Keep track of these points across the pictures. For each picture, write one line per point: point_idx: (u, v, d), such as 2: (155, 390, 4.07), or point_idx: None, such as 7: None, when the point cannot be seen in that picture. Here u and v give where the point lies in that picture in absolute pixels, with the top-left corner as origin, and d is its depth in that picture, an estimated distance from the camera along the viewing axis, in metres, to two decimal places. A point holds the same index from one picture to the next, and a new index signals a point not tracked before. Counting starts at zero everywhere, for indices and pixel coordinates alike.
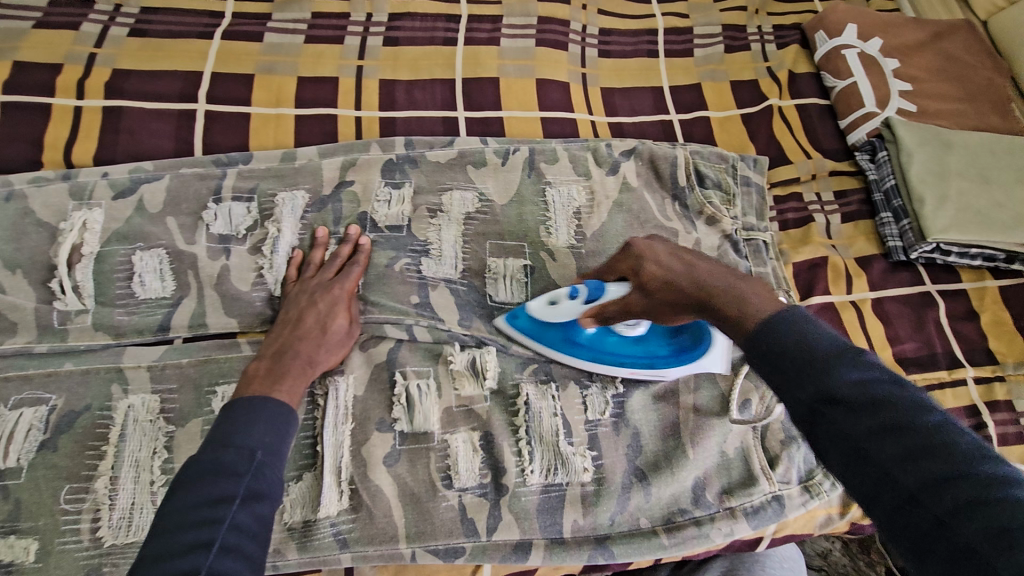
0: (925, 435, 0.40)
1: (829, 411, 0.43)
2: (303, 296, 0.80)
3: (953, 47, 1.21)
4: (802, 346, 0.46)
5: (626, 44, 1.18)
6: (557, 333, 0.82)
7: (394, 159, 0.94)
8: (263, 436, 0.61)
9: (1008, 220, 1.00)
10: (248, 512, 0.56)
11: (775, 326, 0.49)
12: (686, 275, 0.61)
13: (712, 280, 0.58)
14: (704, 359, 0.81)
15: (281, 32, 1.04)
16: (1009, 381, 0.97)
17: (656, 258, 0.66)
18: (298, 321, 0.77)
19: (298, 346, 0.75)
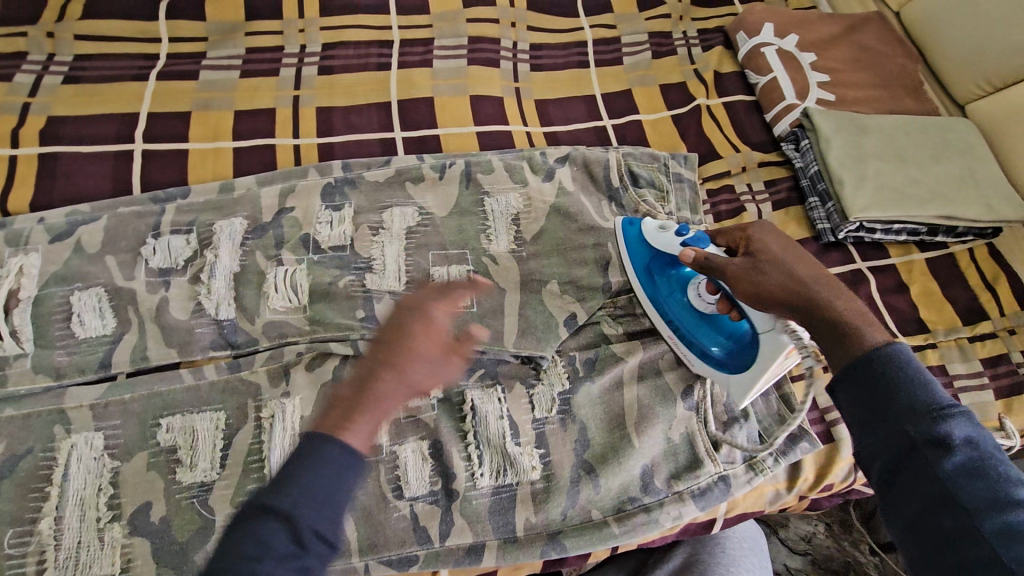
0: (1009, 495, 0.48)
1: (931, 456, 0.50)
2: (412, 311, 0.62)
3: (866, 38, 1.27)
4: (920, 390, 0.53)
5: (557, 57, 1.23)
6: (647, 255, 0.91)
7: (332, 183, 0.97)
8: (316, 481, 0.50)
9: (923, 196, 1.06)
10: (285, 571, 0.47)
11: (901, 364, 0.55)
12: (796, 268, 0.71)
13: (812, 281, 0.68)
14: (734, 375, 0.83)
15: (215, 69, 1.07)
16: (940, 347, 1.03)
17: (774, 246, 0.75)
18: (386, 341, 0.61)
19: (393, 374, 0.58)
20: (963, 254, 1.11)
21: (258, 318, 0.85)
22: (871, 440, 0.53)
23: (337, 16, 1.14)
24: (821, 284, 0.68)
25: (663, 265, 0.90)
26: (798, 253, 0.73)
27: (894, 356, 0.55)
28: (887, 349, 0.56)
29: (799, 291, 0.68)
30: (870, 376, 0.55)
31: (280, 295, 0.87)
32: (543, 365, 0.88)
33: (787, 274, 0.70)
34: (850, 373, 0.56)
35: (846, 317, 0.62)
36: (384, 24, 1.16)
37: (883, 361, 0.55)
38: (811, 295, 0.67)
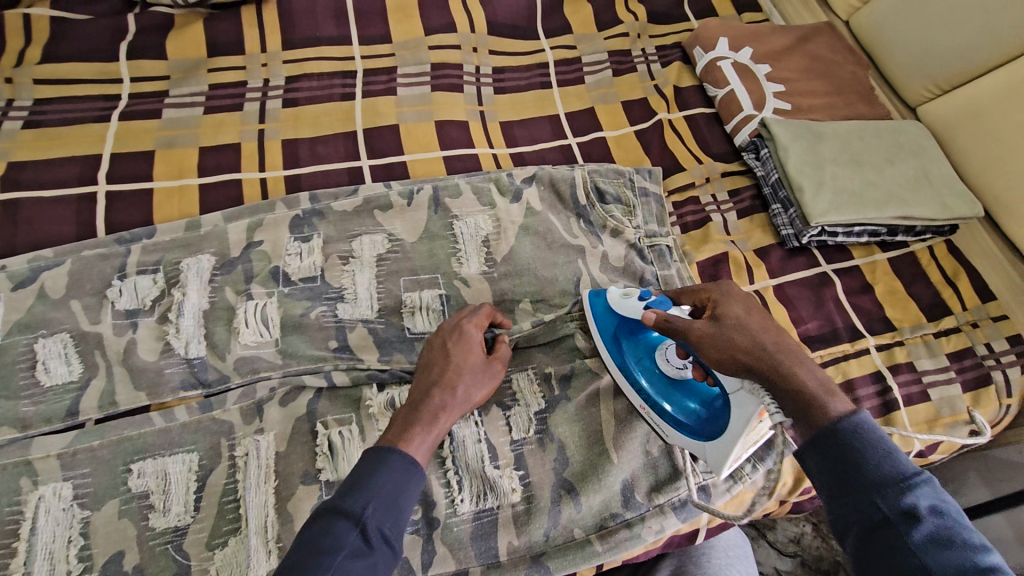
0: (974, 560, 0.50)
1: (898, 525, 0.53)
2: (435, 344, 0.81)
3: (818, 48, 1.31)
4: (885, 461, 0.57)
5: (520, 79, 1.25)
6: (613, 322, 0.89)
7: (300, 215, 0.97)
8: (379, 486, 0.62)
9: (879, 198, 1.09)
10: (353, 563, 0.57)
11: (868, 435, 0.59)
12: (758, 333, 0.71)
13: (777, 349, 0.69)
14: (709, 442, 0.80)
15: (178, 107, 1.07)
16: (907, 344, 1.05)
17: (739, 309, 0.74)
18: (428, 366, 0.79)
19: (436, 390, 0.76)
20: (922, 252, 1.15)
21: (229, 354, 0.85)
22: (845, 511, 0.57)
23: (300, 49, 1.16)
24: (784, 352, 0.69)
25: (630, 331, 0.88)
26: (764, 317, 0.73)
27: (858, 428, 0.60)
28: (852, 421, 0.60)
29: (762, 359, 0.69)
30: (836, 447, 0.60)
31: (250, 330, 0.87)
32: (518, 385, 0.88)
33: (752, 341, 0.70)
34: (819, 445, 0.61)
35: (809, 388, 0.65)
36: (347, 55, 1.17)
37: (847, 434, 0.60)
38: (775, 364, 0.68)
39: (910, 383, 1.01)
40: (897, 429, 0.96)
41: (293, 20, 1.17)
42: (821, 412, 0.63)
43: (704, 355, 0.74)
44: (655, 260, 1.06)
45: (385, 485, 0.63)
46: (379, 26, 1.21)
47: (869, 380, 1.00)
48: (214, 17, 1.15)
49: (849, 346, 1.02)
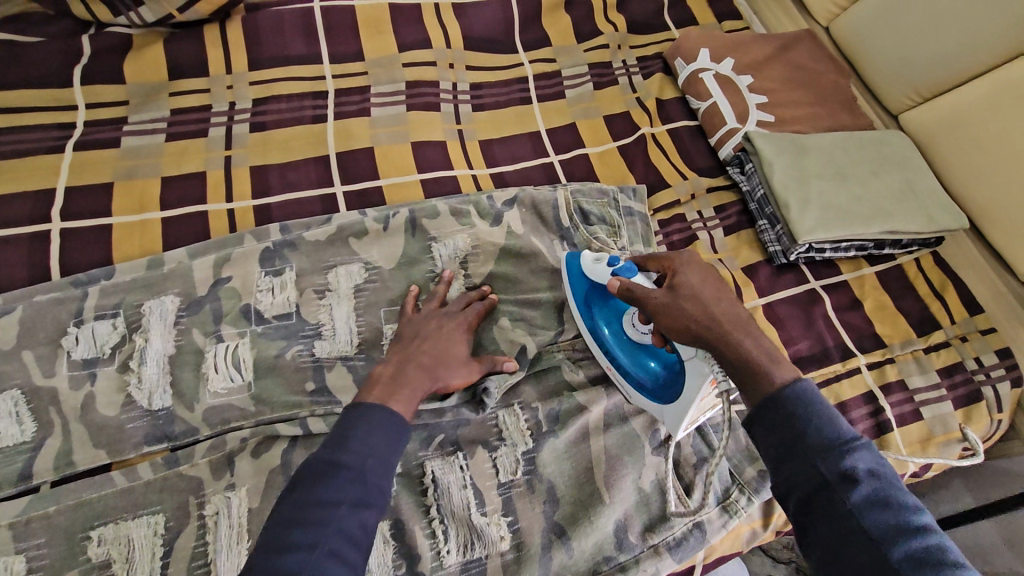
0: (907, 521, 0.52)
1: (837, 486, 0.53)
2: (420, 323, 0.85)
3: (800, 56, 1.29)
4: (826, 424, 0.57)
5: (498, 95, 1.21)
6: (584, 286, 0.89)
7: (270, 247, 0.92)
8: (376, 441, 0.65)
9: (866, 212, 1.07)
10: (353, 517, 0.59)
11: (811, 399, 0.59)
12: (711, 302, 0.69)
13: (725, 320, 0.68)
14: (667, 406, 0.81)
15: (138, 135, 1.01)
16: (898, 361, 1.03)
17: (696, 279, 0.73)
18: (416, 337, 0.82)
19: (421, 357, 0.79)
20: (910, 265, 1.14)
21: (197, 404, 0.81)
22: (787, 474, 0.56)
23: (267, 70, 1.11)
24: (732, 322, 0.68)
25: (600, 296, 0.88)
26: (719, 288, 0.72)
27: (801, 392, 0.60)
28: (795, 387, 0.60)
29: (710, 330, 0.68)
30: (780, 413, 0.59)
31: (220, 376, 0.82)
32: (504, 423, 0.85)
33: (702, 310, 0.69)
34: (763, 411, 0.60)
35: (754, 358, 0.64)
36: (317, 74, 1.12)
37: (791, 400, 0.59)
38: (723, 334, 0.67)
39: (903, 402, 0.99)
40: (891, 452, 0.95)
41: (260, 38, 1.12)
42: (763, 381, 0.62)
43: (658, 324, 0.73)
44: None
45: (379, 440, 0.65)
46: (350, 43, 1.16)
47: (860, 400, 0.98)
48: (175, 37, 1.09)
49: (840, 366, 1.01)
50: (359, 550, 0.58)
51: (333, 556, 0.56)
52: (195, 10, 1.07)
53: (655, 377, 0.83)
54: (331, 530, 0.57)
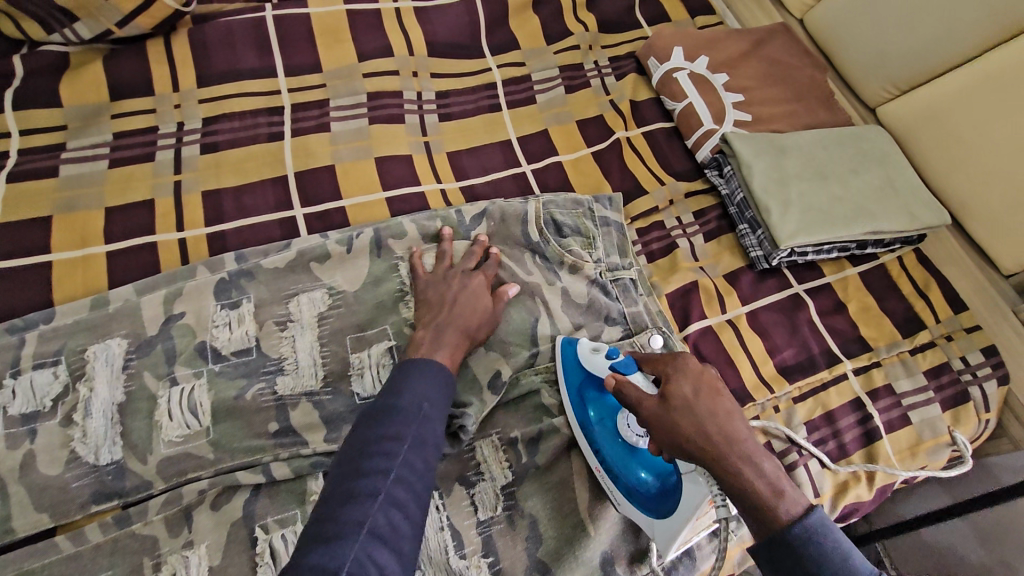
0: None
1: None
2: (448, 282, 0.88)
3: (775, 52, 1.25)
4: (841, 565, 0.55)
5: (465, 102, 1.16)
6: (580, 377, 0.83)
7: (225, 278, 0.87)
8: (428, 389, 0.70)
9: (848, 214, 1.04)
10: (416, 453, 0.64)
11: (820, 537, 0.57)
12: (707, 420, 0.64)
13: (722, 439, 0.63)
14: (659, 521, 0.73)
15: (77, 162, 0.95)
16: (884, 364, 1.01)
17: (688, 389, 0.67)
18: (447, 300, 0.85)
19: (456, 317, 0.82)
20: (893, 264, 1.11)
21: (151, 456, 0.75)
22: None
23: (217, 86, 1.04)
24: (731, 444, 0.63)
25: (596, 390, 0.82)
26: (714, 399, 0.66)
27: (811, 531, 0.58)
28: (807, 523, 0.58)
29: (706, 453, 0.64)
30: (790, 554, 0.57)
31: (174, 423, 0.77)
32: (482, 455, 0.81)
33: (696, 428, 0.64)
34: (773, 552, 0.59)
35: (757, 488, 0.61)
36: (271, 88, 1.06)
37: (802, 539, 0.57)
38: (722, 459, 0.63)
39: (891, 408, 0.97)
40: (880, 462, 0.93)
41: (207, 51, 1.05)
42: (770, 516, 0.60)
43: (652, 436, 0.68)
44: (620, 297, 0.99)
45: (432, 391, 0.70)
46: (307, 54, 1.10)
47: (848, 408, 0.96)
48: (116, 54, 1.02)
49: (826, 373, 0.98)
50: (422, 480, 0.63)
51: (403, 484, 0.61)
52: (135, 24, 1.00)
53: (647, 486, 0.75)
54: (398, 461, 0.62)
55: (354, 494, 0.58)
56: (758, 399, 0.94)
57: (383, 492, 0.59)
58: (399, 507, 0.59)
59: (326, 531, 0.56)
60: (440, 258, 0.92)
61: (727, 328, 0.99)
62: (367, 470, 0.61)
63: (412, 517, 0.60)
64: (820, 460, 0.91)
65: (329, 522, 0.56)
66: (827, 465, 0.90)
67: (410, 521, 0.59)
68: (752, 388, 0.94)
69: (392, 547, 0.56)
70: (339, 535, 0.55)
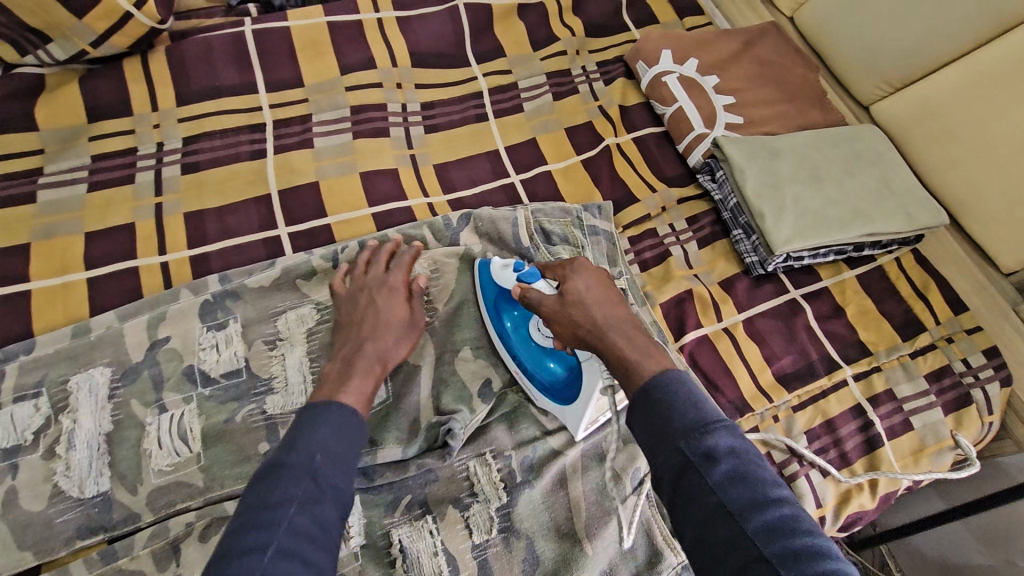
0: (765, 494, 0.52)
1: (698, 469, 0.53)
2: (354, 301, 0.83)
3: (765, 52, 1.24)
4: (690, 406, 0.57)
5: (451, 113, 1.14)
6: (494, 291, 0.86)
7: (209, 299, 0.84)
8: (326, 439, 0.61)
9: (843, 217, 1.03)
10: (306, 514, 0.56)
11: (671, 383, 0.60)
12: (597, 310, 0.71)
13: (607, 323, 0.70)
14: (567, 407, 0.80)
15: (57, 186, 0.93)
16: (884, 369, 0.99)
17: (581, 285, 0.73)
18: (355, 322, 0.80)
19: (366, 344, 0.77)
20: (891, 265, 1.10)
21: (140, 487, 0.73)
22: (658, 460, 0.56)
23: (197, 104, 1.02)
24: (610, 324, 0.70)
25: (509, 302, 0.84)
26: (603, 292, 0.73)
27: (666, 380, 0.60)
28: (665, 375, 0.61)
29: (592, 336, 0.70)
30: (648, 403, 0.59)
31: (164, 451, 0.75)
32: (476, 476, 0.79)
33: (586, 317, 0.71)
34: (634, 401, 0.60)
35: (628, 353, 0.66)
36: (252, 105, 1.04)
37: (656, 386, 0.60)
38: (603, 338, 0.69)
39: (893, 413, 0.95)
40: (883, 470, 0.91)
41: (187, 69, 1.03)
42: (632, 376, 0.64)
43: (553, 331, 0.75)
44: None
45: (334, 439, 0.62)
46: (289, 68, 1.08)
47: (849, 415, 0.94)
48: (93, 75, 1.00)
49: (826, 380, 0.96)
50: (317, 548, 0.54)
51: (286, 556, 0.52)
52: (111, 44, 0.98)
53: (556, 378, 0.81)
54: (282, 529, 0.53)
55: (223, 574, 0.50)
56: (757, 409, 0.92)
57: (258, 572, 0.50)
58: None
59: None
60: (351, 270, 0.87)
61: (723, 336, 0.98)
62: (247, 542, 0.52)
63: None
64: (821, 470, 0.89)
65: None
66: (829, 475, 0.89)
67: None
68: (751, 398, 0.93)
69: None
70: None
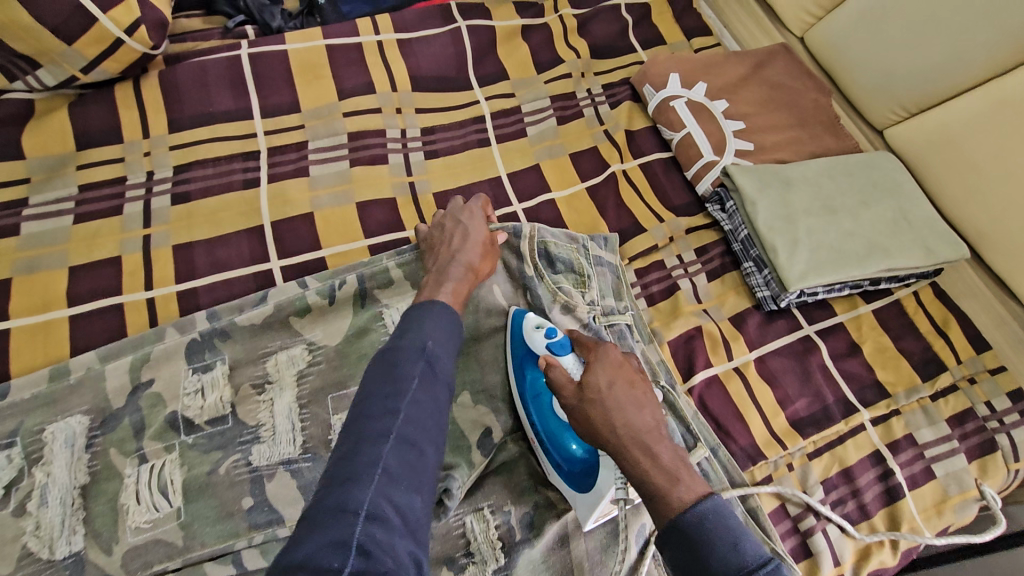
0: None
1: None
2: (444, 227, 0.88)
3: (776, 75, 1.19)
4: (735, 550, 0.54)
5: (452, 138, 1.10)
6: (523, 350, 0.82)
7: (197, 338, 0.81)
8: (434, 328, 0.67)
9: (860, 251, 0.98)
10: (424, 392, 0.62)
11: (709, 519, 0.56)
12: (620, 413, 0.65)
13: (627, 431, 0.64)
14: (581, 494, 0.73)
15: (40, 219, 0.89)
16: (903, 413, 0.95)
17: (603, 381, 0.68)
18: (444, 242, 0.86)
19: (458, 256, 0.82)
20: (908, 300, 1.05)
21: (116, 546, 0.69)
22: None
23: (189, 131, 0.99)
24: (630, 432, 0.64)
25: (533, 366, 0.81)
26: (627, 390, 0.67)
27: (707, 514, 0.57)
28: (699, 506, 0.57)
29: (610, 443, 0.64)
30: (683, 540, 0.56)
31: (143, 506, 0.71)
32: (473, 532, 0.75)
33: (606, 423, 0.65)
34: (670, 536, 0.57)
35: (653, 478, 0.61)
36: (246, 131, 1.01)
37: (695, 521, 0.56)
38: (622, 450, 0.63)
39: (913, 461, 0.91)
40: (905, 523, 0.86)
41: (180, 95, 1.01)
42: (664, 502, 0.59)
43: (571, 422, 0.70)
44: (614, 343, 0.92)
45: (433, 329, 0.67)
46: (285, 93, 1.05)
47: (867, 463, 0.90)
48: (83, 101, 0.98)
49: (843, 425, 0.91)
50: (430, 428, 0.60)
51: (412, 424, 0.59)
52: (100, 70, 0.95)
53: (575, 460, 0.74)
54: (405, 401, 0.60)
55: (365, 435, 0.57)
56: (770, 456, 0.88)
57: (394, 434, 0.58)
58: (409, 445, 0.58)
59: (343, 471, 0.55)
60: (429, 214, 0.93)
61: (734, 377, 0.93)
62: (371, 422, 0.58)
63: (427, 458, 0.59)
64: (839, 526, 0.84)
65: (344, 462, 0.56)
66: (848, 530, 0.84)
67: (423, 457, 0.58)
68: (764, 445, 0.88)
69: (408, 484, 0.56)
70: (353, 476, 0.54)
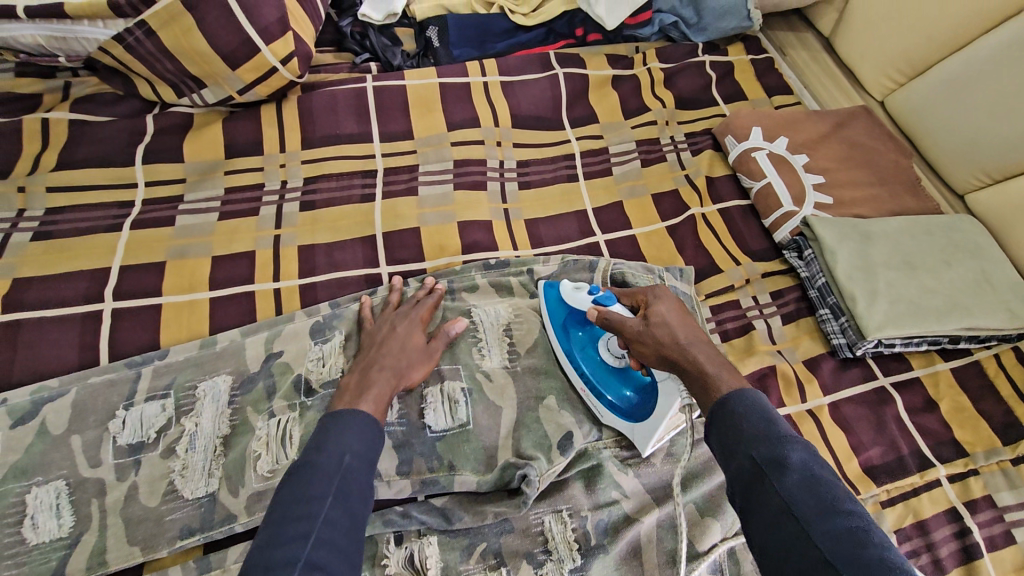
0: (837, 504, 0.54)
1: (768, 474, 0.58)
2: (376, 332, 0.88)
3: (856, 134, 1.24)
4: (768, 422, 0.62)
5: (545, 171, 1.20)
6: (562, 312, 0.93)
7: (320, 320, 0.92)
8: (352, 440, 0.69)
9: (939, 307, 1.00)
10: (338, 509, 0.63)
11: (742, 399, 0.65)
12: (679, 330, 0.77)
13: (687, 340, 0.76)
14: (638, 425, 0.84)
15: (193, 213, 1.03)
16: (982, 473, 0.94)
17: (663, 309, 0.81)
18: (376, 343, 0.86)
19: (384, 361, 0.83)
20: (989, 361, 1.04)
21: (242, 489, 0.78)
22: (732, 466, 0.61)
23: (319, 149, 1.13)
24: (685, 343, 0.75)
25: (576, 323, 0.91)
26: (682, 318, 0.80)
27: (744, 399, 0.65)
28: (741, 392, 0.66)
29: (674, 352, 0.75)
30: (721, 417, 0.65)
31: (268, 456, 0.80)
32: (551, 532, 0.80)
33: (670, 336, 0.77)
34: (711, 415, 0.67)
35: (700, 362, 0.72)
36: (367, 152, 1.14)
37: (732, 401, 0.65)
38: (679, 354, 0.74)
39: (992, 523, 0.90)
40: None
41: (314, 118, 1.15)
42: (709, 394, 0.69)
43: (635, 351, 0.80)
44: None
45: (354, 440, 0.70)
46: (401, 121, 1.18)
47: (943, 519, 0.90)
48: (234, 117, 1.13)
49: (918, 478, 0.92)
50: (342, 558, 0.60)
51: (324, 546, 0.59)
52: (253, 92, 1.10)
53: (629, 398, 0.85)
54: (319, 521, 0.61)
55: (275, 547, 0.58)
56: None
57: (302, 559, 0.57)
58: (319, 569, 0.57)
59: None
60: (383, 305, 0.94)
61: (807, 418, 0.95)
62: (282, 537, 0.59)
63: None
64: None
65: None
66: None
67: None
68: None
69: None
70: None
